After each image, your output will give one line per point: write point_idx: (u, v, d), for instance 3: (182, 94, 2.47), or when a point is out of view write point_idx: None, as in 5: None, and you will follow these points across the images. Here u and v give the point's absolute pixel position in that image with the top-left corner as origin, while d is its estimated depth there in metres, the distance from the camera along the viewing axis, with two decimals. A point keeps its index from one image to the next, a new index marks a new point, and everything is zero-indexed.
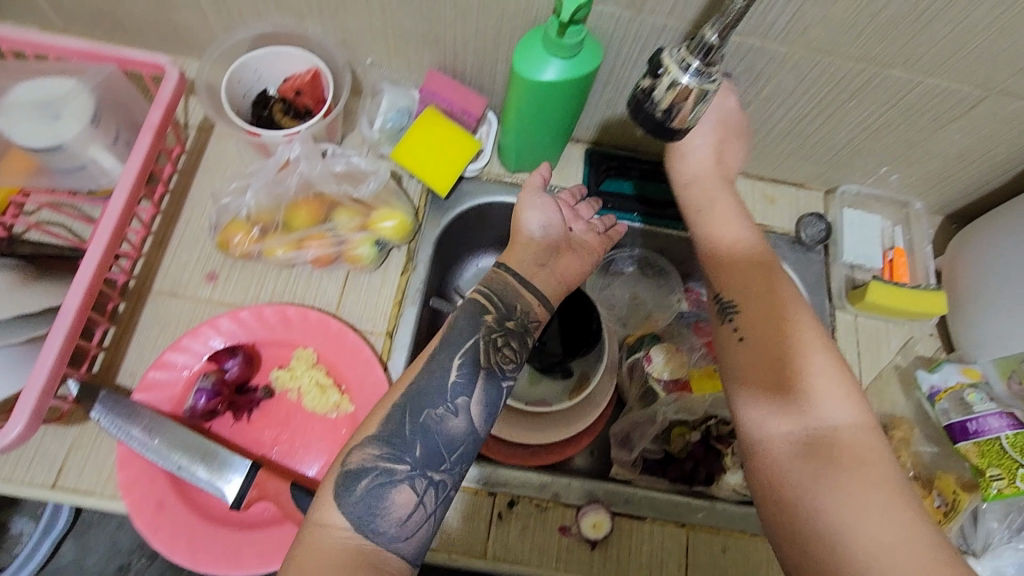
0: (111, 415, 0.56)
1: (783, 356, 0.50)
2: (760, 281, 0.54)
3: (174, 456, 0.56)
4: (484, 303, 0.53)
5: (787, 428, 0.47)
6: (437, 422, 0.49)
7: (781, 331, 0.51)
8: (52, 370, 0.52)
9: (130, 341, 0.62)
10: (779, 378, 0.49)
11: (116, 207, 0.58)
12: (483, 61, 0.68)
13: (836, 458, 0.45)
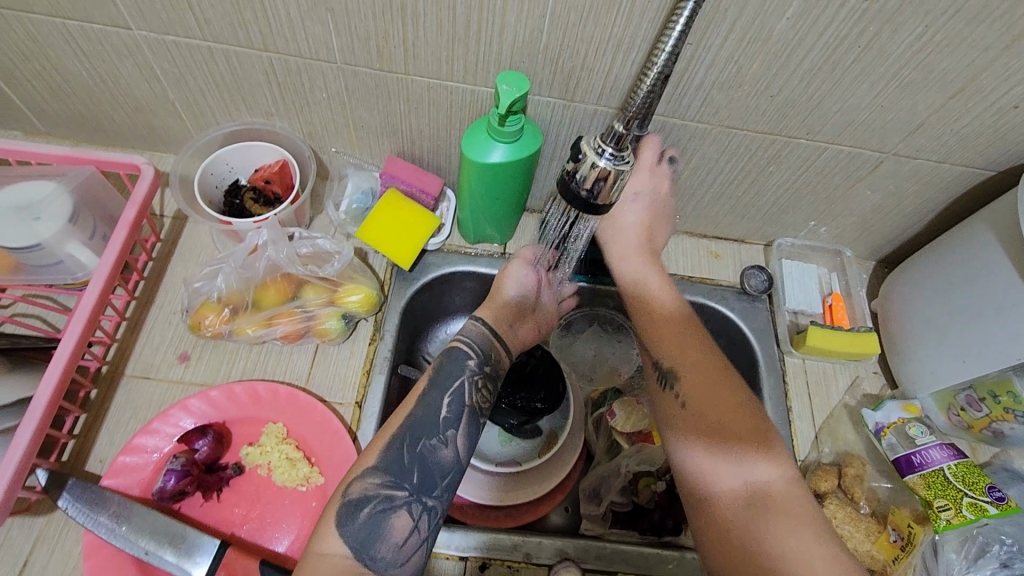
0: (77, 504, 0.57)
1: (693, 370, 0.59)
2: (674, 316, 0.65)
3: (142, 541, 0.56)
4: (469, 349, 0.62)
5: (704, 427, 0.56)
6: (433, 453, 0.55)
7: (693, 353, 0.61)
8: (21, 462, 0.53)
9: (101, 427, 0.63)
10: (691, 390, 0.58)
11: (91, 298, 0.61)
12: (438, 147, 0.74)
13: (745, 446, 0.54)
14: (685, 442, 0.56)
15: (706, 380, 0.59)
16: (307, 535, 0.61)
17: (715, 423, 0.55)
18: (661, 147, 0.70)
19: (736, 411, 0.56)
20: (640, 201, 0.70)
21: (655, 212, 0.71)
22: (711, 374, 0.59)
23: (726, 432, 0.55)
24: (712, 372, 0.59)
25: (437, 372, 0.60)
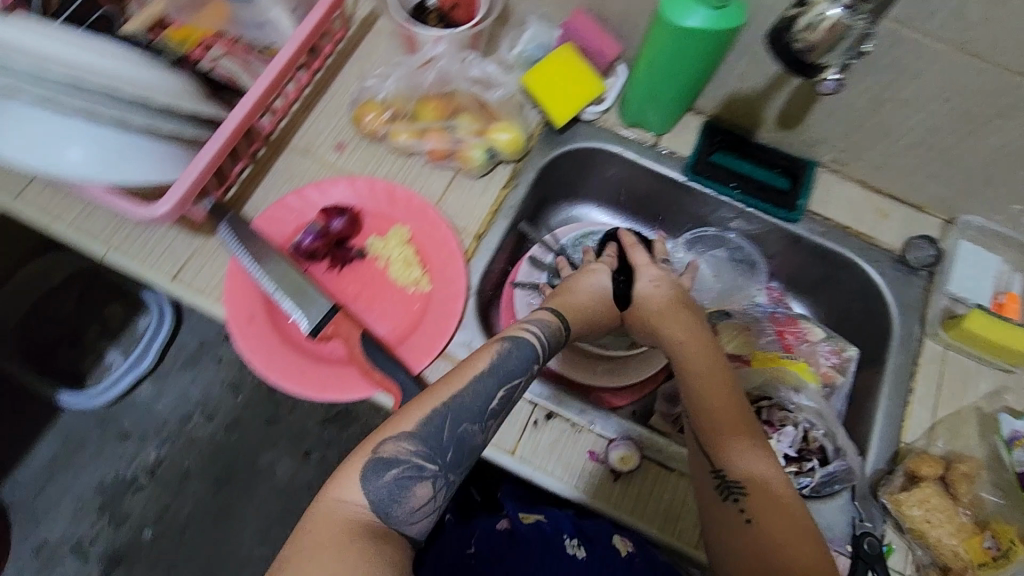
0: (232, 234, 0.65)
1: (743, 448, 0.55)
2: (715, 363, 0.61)
3: (272, 281, 0.63)
4: (537, 349, 0.56)
5: (750, 507, 0.52)
6: (469, 436, 0.51)
7: (740, 428, 0.56)
8: (201, 173, 0.61)
9: (261, 181, 0.70)
10: (738, 461, 0.54)
11: (282, 59, 0.66)
12: (628, 11, 0.71)
13: (789, 524, 0.51)
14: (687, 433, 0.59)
15: (759, 459, 0.55)
16: (403, 330, 0.65)
17: (763, 510, 0.52)
18: (875, 64, 0.62)
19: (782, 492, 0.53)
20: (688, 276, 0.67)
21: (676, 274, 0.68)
22: (755, 445, 0.55)
23: (771, 517, 0.51)
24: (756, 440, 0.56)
25: (500, 357, 0.54)
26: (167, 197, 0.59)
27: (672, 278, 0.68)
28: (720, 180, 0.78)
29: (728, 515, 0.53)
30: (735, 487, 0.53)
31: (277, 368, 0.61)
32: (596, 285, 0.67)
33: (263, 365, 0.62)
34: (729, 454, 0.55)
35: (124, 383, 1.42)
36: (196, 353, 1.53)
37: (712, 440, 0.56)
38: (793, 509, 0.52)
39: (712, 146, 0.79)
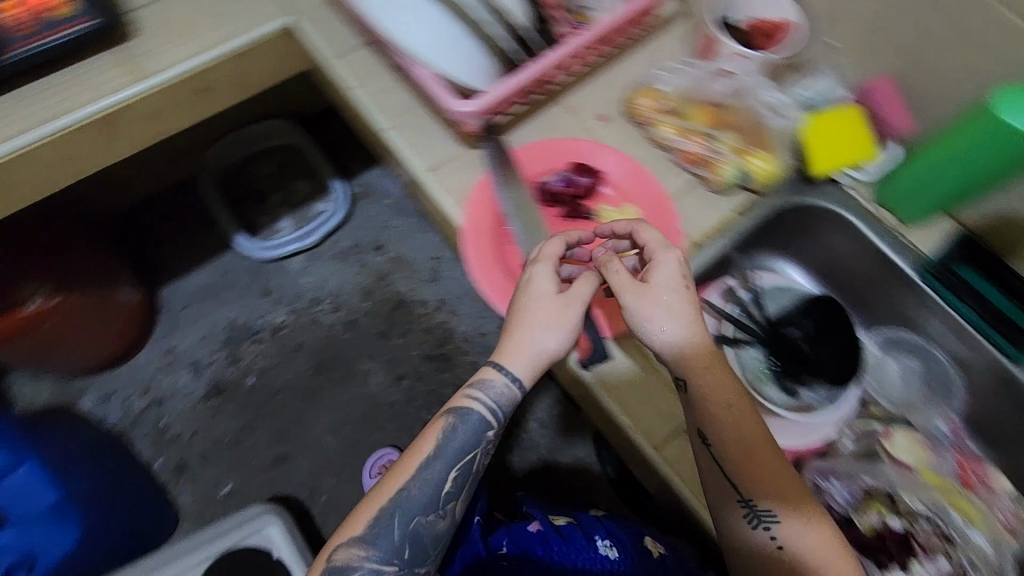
0: (494, 151, 0.71)
1: (767, 483, 0.59)
2: (726, 381, 0.60)
3: (515, 205, 0.69)
4: (487, 424, 0.63)
5: (783, 529, 0.58)
6: (422, 526, 0.62)
7: (762, 457, 0.59)
8: (512, 90, 0.65)
9: (527, 121, 0.76)
10: (767, 493, 0.58)
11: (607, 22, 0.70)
12: (936, 93, 0.70)
13: (820, 547, 0.57)
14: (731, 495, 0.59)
15: (779, 489, 0.58)
16: (602, 296, 0.69)
17: (794, 537, 0.57)
18: None
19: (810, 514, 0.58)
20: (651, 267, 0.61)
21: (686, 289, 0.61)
22: (782, 484, 0.59)
23: (803, 538, 0.57)
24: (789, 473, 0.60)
25: (446, 437, 0.63)
26: (479, 99, 0.64)
27: (666, 285, 0.60)
28: (954, 293, 0.73)
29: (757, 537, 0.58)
30: (766, 516, 0.58)
31: (488, 277, 0.67)
32: (548, 288, 0.62)
33: (477, 270, 0.68)
34: (756, 483, 0.58)
35: (286, 247, 1.61)
36: (349, 250, 1.69)
37: (739, 477, 0.59)
38: (824, 534, 0.58)
39: (963, 255, 0.73)
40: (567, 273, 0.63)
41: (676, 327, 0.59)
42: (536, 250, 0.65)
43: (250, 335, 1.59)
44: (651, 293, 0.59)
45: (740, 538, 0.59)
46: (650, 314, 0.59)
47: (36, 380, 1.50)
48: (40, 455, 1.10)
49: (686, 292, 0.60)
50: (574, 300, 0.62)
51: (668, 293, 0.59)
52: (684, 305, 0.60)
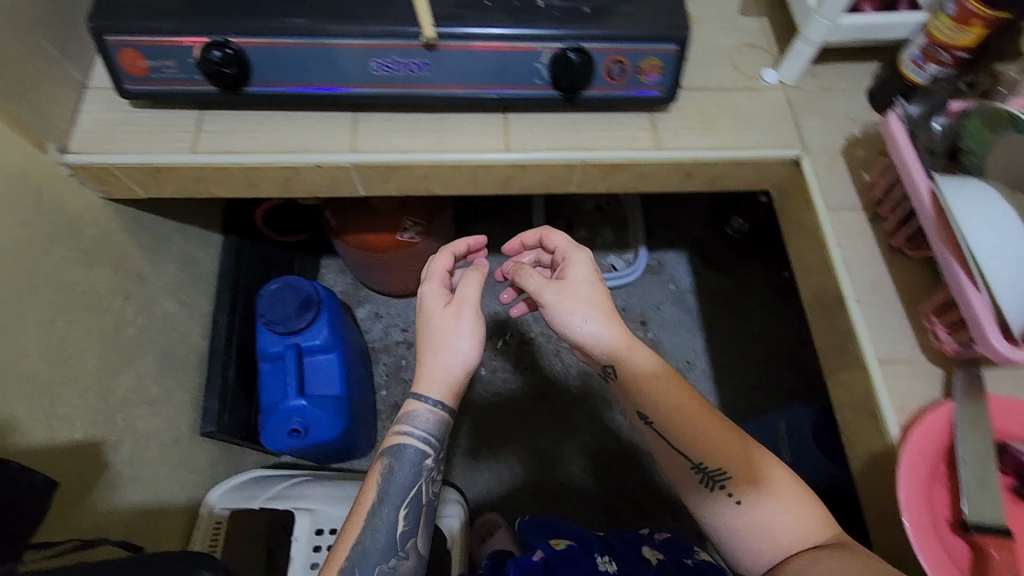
0: (969, 385, 0.66)
1: (689, 432, 0.73)
2: (660, 367, 0.75)
3: (977, 454, 0.62)
4: (422, 452, 0.82)
5: (745, 497, 0.71)
6: (388, 568, 0.78)
7: (671, 387, 0.74)
8: None
9: (1005, 369, 0.70)
10: (706, 453, 0.72)
11: None
12: None
13: (772, 500, 0.70)
14: (726, 496, 0.71)
15: (716, 441, 0.72)
16: None
17: (748, 493, 0.71)
18: None
19: (762, 474, 0.71)
20: (570, 262, 0.78)
21: (598, 291, 0.76)
22: (688, 403, 0.74)
23: (762, 503, 0.70)
24: (728, 433, 0.73)
25: (386, 485, 0.80)
26: None
27: (573, 273, 0.77)
28: None
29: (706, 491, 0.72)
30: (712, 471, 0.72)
31: (915, 510, 0.61)
32: (435, 303, 0.82)
33: (906, 494, 0.62)
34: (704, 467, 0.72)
35: None
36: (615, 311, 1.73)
37: (665, 420, 0.74)
38: (769, 481, 0.71)
39: None
40: (472, 279, 0.82)
41: (595, 324, 0.74)
42: (431, 269, 0.86)
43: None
44: (568, 288, 0.75)
45: (730, 526, 0.71)
46: (573, 285, 0.75)
47: (339, 272, 1.74)
48: (345, 351, 1.25)
49: (597, 293, 0.76)
50: (463, 303, 0.81)
51: (584, 295, 0.75)
52: (594, 325, 0.74)
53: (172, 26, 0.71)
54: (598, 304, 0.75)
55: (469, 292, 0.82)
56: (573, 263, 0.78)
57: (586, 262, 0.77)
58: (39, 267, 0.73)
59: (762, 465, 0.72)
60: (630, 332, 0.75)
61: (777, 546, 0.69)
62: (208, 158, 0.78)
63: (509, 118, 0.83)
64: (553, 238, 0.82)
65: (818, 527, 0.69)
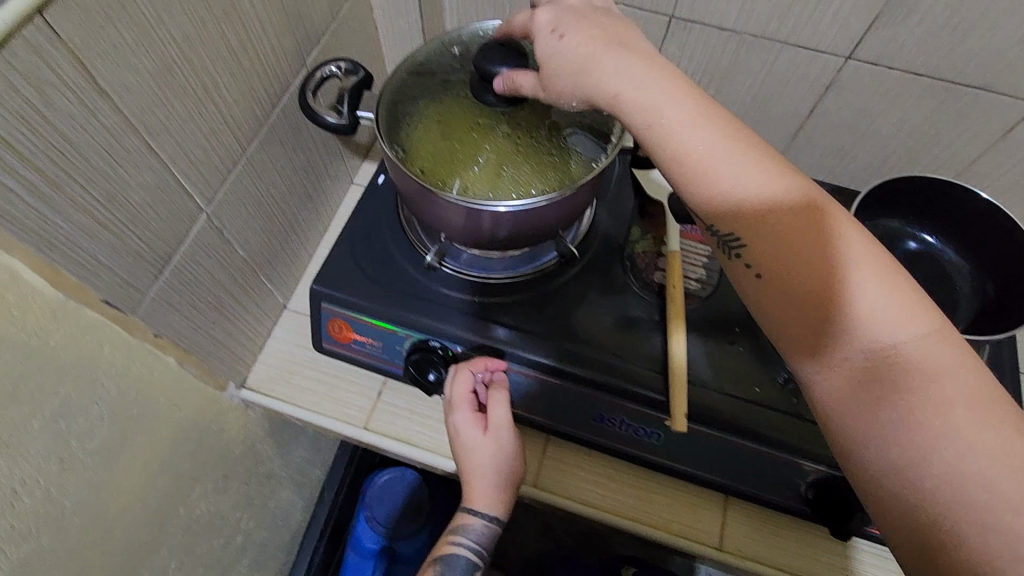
0: None
1: (728, 214, 0.44)
2: (670, 75, 0.46)
3: None
4: (472, 564, 0.62)
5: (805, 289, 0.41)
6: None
7: (717, 144, 0.44)
8: None
9: None
10: (754, 221, 0.43)
11: None
12: None
13: (848, 283, 0.40)
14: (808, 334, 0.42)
15: (778, 211, 0.42)
16: None
17: (896, 387, 0.38)
18: None
19: (831, 240, 0.41)
20: (567, 31, 0.50)
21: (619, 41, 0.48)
22: (717, 137, 0.44)
23: (853, 339, 0.40)
24: (785, 198, 0.42)
25: None
26: None
27: (532, 85, 0.53)
28: None
29: (741, 276, 0.45)
30: (738, 246, 0.44)
31: None
32: (472, 433, 0.62)
33: None
34: (737, 177, 0.43)
35: None
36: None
37: (720, 204, 0.44)
38: (817, 231, 0.41)
39: None
40: (501, 395, 0.62)
41: (700, 142, 0.44)
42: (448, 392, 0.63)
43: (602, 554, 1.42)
44: (545, 74, 0.51)
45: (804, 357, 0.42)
46: (564, 65, 0.49)
47: None
48: None
49: (613, 42, 0.48)
50: (499, 428, 0.62)
51: (616, 50, 0.47)
52: (708, 127, 0.44)
53: (392, 315, 0.63)
54: (625, 44, 0.48)
55: (499, 407, 0.62)
56: (542, 41, 0.51)
57: (553, 35, 0.50)
58: (172, 518, 0.66)
59: (808, 198, 0.42)
60: (744, 132, 0.44)
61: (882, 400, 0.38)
62: (378, 440, 0.68)
63: (729, 499, 0.66)
64: (515, 83, 0.54)
65: (939, 352, 0.38)
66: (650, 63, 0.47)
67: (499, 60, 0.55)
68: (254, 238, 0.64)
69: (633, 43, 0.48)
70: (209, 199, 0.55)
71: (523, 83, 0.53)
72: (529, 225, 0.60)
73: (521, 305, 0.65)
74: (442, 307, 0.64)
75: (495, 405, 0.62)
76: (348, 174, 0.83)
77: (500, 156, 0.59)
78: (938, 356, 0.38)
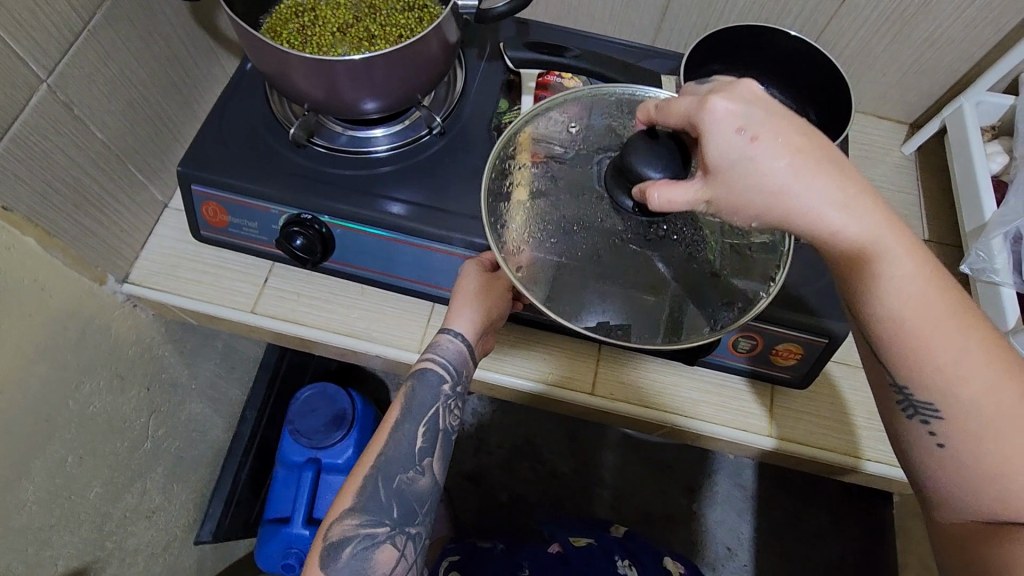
0: None
1: (925, 374, 0.42)
2: (891, 231, 0.41)
3: None
4: (448, 372, 0.61)
5: (988, 455, 0.42)
6: (409, 484, 0.59)
7: (950, 324, 0.41)
8: None
9: None
10: (957, 393, 0.41)
11: None
12: None
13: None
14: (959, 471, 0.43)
15: (996, 391, 0.41)
16: None
17: None
18: None
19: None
20: (759, 131, 0.40)
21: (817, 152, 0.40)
22: (932, 312, 0.41)
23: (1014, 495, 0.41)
24: (996, 370, 0.41)
25: (411, 400, 0.60)
26: None
27: (691, 199, 0.42)
28: None
29: (914, 431, 0.44)
30: (927, 410, 0.43)
31: None
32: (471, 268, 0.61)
33: None
34: (954, 353, 0.41)
35: (630, 450, 1.46)
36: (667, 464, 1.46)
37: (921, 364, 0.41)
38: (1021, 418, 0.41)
39: None
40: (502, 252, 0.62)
41: (912, 314, 0.41)
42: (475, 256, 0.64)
43: (532, 460, 1.45)
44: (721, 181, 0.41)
45: (952, 497, 0.44)
46: (760, 179, 0.40)
47: None
48: None
49: (818, 164, 0.40)
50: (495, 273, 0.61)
51: (819, 176, 0.40)
52: (936, 303, 0.41)
53: (259, 191, 0.64)
54: (837, 170, 0.40)
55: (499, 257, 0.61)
56: (725, 145, 0.40)
57: (739, 136, 0.40)
58: (63, 411, 0.67)
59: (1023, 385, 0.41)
60: (959, 298, 0.41)
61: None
62: (266, 322, 0.71)
63: (603, 350, 0.74)
64: (668, 195, 0.42)
65: None
66: (896, 224, 0.41)
67: (659, 160, 0.44)
68: (113, 121, 0.63)
69: (849, 176, 0.41)
70: (48, 69, 0.54)
71: (680, 195, 0.42)
72: (386, 86, 0.62)
73: (388, 177, 0.67)
74: (310, 181, 0.65)
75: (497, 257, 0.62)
76: (225, 75, 0.79)
77: (642, 267, 0.53)
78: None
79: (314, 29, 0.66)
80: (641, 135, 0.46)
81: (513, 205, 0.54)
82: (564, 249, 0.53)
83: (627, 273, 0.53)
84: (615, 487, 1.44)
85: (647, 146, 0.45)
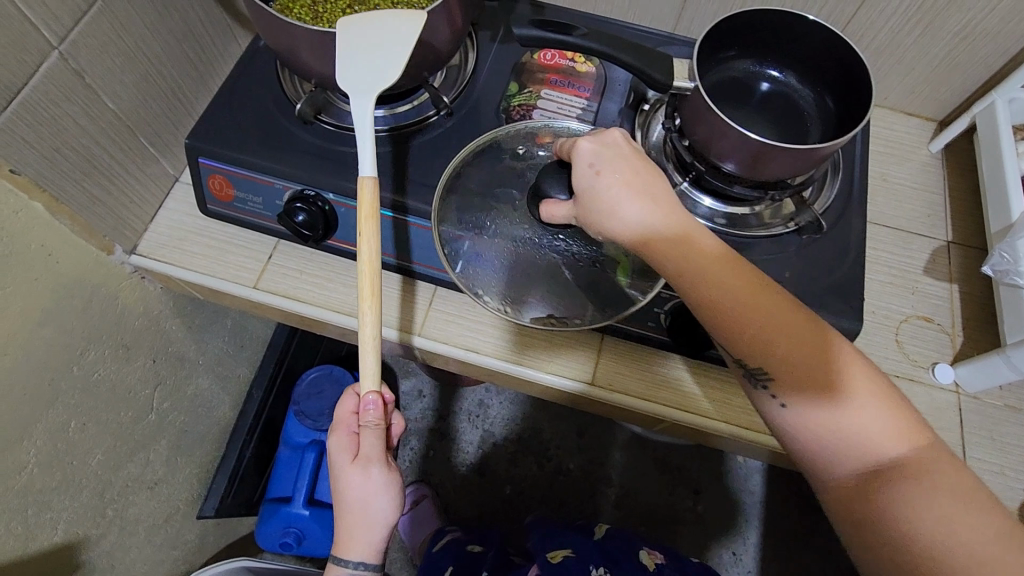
0: None
1: (751, 344, 0.50)
2: (695, 233, 0.52)
3: None
4: None
5: (822, 405, 0.49)
6: None
7: (754, 292, 0.50)
8: None
9: None
10: (777, 355, 0.50)
11: None
12: None
13: (850, 404, 0.48)
14: (807, 425, 0.50)
15: (806, 346, 0.49)
16: None
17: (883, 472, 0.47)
18: None
19: (837, 360, 0.49)
20: (603, 165, 0.52)
21: (653, 188, 0.52)
22: (753, 300, 0.50)
23: (850, 429, 0.48)
24: (804, 328, 0.50)
25: None
26: None
27: (565, 213, 0.55)
28: None
29: (765, 401, 0.52)
30: (762, 378, 0.51)
31: None
32: (343, 460, 0.59)
33: None
34: (765, 319, 0.50)
35: (637, 448, 1.45)
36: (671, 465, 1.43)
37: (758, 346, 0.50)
38: (828, 361, 0.49)
39: None
40: (371, 434, 0.57)
41: (726, 289, 0.50)
42: (339, 424, 0.60)
43: (536, 453, 1.44)
44: (584, 202, 0.53)
45: (812, 455, 0.50)
46: (608, 197, 0.51)
47: None
48: None
49: (651, 184, 0.52)
50: (368, 459, 0.58)
51: (650, 191, 0.52)
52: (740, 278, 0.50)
53: (264, 166, 0.64)
54: (654, 199, 0.52)
55: (366, 435, 0.57)
56: (584, 173, 0.52)
57: (592, 168, 0.52)
58: (67, 376, 0.68)
59: (825, 336, 0.50)
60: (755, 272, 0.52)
61: (885, 488, 0.46)
62: (268, 298, 0.71)
63: (605, 339, 0.73)
64: (550, 210, 0.55)
65: (928, 451, 0.47)
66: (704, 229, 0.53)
67: (555, 182, 0.55)
68: (126, 93, 0.64)
69: (667, 196, 0.52)
70: (61, 37, 0.55)
71: (559, 211, 0.55)
72: None
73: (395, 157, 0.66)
74: (317, 158, 0.65)
75: (366, 434, 0.57)
76: (241, 54, 0.80)
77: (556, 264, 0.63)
78: (934, 461, 0.47)
79: (325, 4, 0.65)
80: (554, 163, 0.57)
81: (491, 213, 0.63)
82: (489, 231, 0.63)
83: (538, 265, 0.63)
84: (620, 485, 1.42)
85: (553, 166, 0.57)
